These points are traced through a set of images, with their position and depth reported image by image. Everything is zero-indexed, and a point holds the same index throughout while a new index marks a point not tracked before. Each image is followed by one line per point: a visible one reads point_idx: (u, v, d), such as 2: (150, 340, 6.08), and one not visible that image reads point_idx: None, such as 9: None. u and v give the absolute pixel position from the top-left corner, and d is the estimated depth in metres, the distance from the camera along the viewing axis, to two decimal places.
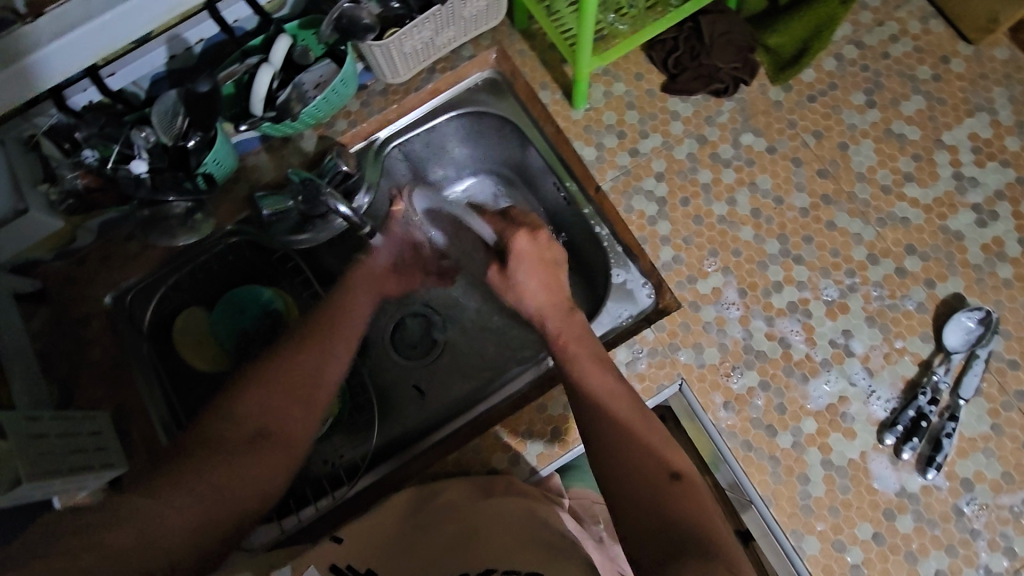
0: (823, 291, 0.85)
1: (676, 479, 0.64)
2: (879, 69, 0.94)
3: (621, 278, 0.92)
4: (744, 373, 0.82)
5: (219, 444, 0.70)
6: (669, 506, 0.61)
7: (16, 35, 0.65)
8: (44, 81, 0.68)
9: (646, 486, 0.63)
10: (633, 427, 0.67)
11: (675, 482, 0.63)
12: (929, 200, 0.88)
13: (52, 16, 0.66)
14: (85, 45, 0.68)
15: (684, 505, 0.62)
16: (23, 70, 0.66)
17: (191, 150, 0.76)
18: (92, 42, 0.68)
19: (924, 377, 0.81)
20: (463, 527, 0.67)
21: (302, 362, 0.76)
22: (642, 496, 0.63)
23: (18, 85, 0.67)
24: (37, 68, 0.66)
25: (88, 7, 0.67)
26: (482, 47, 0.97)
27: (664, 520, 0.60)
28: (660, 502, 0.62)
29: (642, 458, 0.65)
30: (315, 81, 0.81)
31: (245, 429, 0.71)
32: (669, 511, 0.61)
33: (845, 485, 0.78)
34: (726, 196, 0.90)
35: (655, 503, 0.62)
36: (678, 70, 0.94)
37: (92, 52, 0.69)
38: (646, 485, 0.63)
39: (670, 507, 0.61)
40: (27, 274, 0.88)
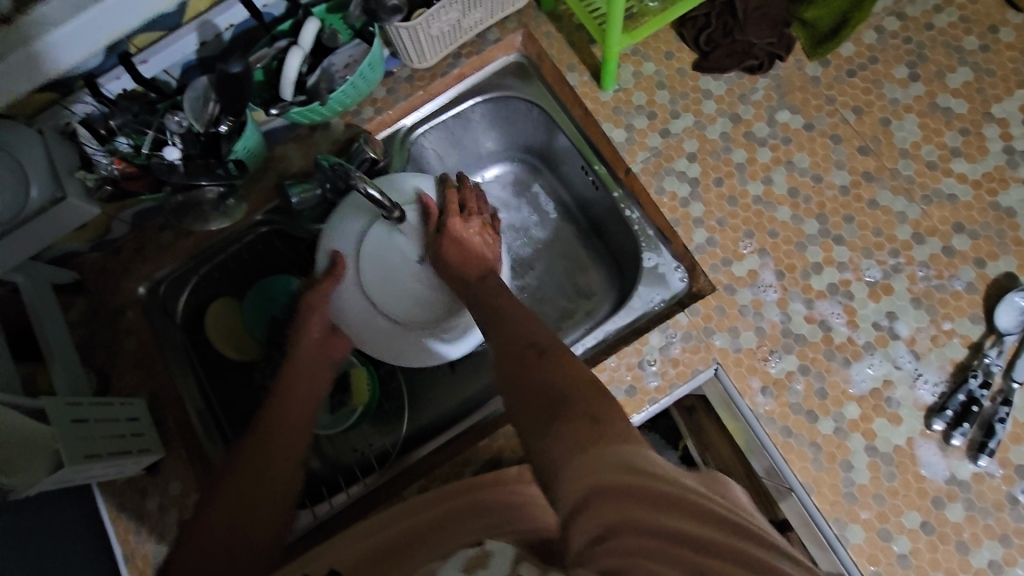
0: (865, 272, 0.82)
1: (540, 351, 0.61)
2: (922, 41, 0.90)
3: (653, 262, 0.89)
4: (783, 357, 0.80)
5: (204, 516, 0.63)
6: (547, 370, 0.58)
7: (14, 23, 0.59)
8: (51, 67, 0.63)
9: (510, 368, 0.61)
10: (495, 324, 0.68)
11: (543, 356, 0.60)
12: (978, 175, 0.84)
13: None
14: (97, 27, 0.62)
15: (555, 368, 0.59)
16: (29, 56, 0.61)
17: (223, 136, 0.78)
18: (105, 22, 0.63)
19: (974, 361, 0.78)
20: (454, 514, 0.62)
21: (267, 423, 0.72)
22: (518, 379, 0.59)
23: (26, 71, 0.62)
24: (48, 53, 0.62)
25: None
26: (508, 30, 0.96)
27: (534, 380, 0.58)
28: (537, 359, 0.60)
29: (503, 340, 0.65)
30: (344, 62, 0.81)
31: (226, 509, 0.63)
32: (531, 379, 0.58)
33: (891, 472, 0.75)
34: (762, 175, 0.87)
35: (537, 371, 0.59)
36: (710, 47, 0.91)
37: (105, 32, 0.63)
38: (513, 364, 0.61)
39: (548, 374, 0.58)
40: (64, 265, 0.89)
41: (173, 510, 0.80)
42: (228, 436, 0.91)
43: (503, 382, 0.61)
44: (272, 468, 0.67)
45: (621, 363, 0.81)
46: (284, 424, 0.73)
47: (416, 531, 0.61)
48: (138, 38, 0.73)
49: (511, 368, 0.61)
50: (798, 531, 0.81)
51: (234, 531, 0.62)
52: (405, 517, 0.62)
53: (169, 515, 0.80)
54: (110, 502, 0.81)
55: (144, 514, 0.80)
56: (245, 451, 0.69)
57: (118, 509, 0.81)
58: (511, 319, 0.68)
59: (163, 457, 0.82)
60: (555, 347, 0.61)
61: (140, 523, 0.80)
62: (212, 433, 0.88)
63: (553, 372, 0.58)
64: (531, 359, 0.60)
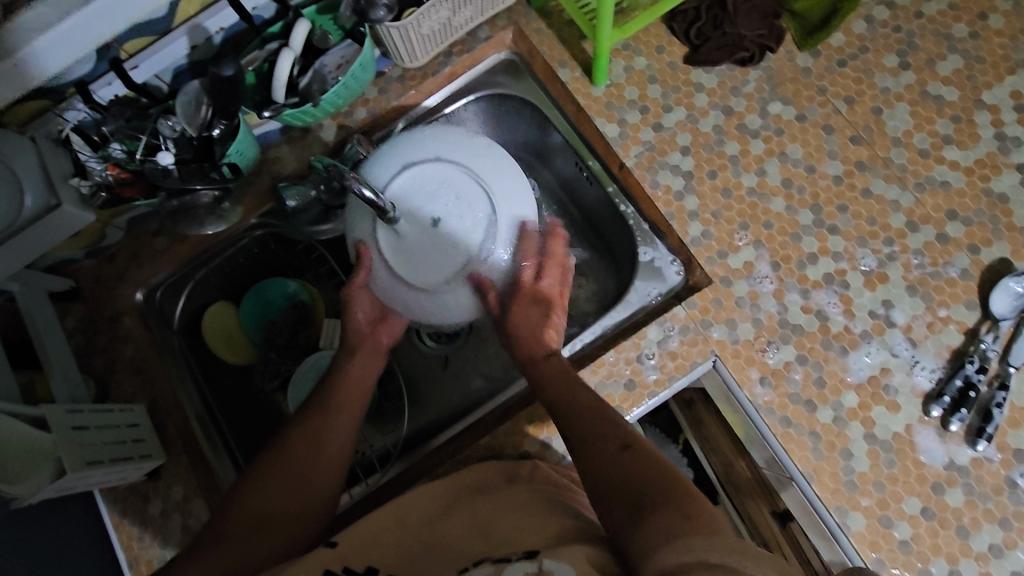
0: (861, 261, 0.82)
1: (628, 448, 0.64)
2: (912, 30, 0.90)
3: (649, 256, 0.89)
4: (781, 348, 0.80)
5: (221, 544, 0.62)
6: (630, 467, 0.62)
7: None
8: (38, 75, 0.63)
9: (610, 465, 0.63)
10: (583, 418, 0.69)
11: (628, 450, 0.64)
12: (970, 162, 0.84)
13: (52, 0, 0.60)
14: (83, 33, 0.63)
15: (638, 466, 0.62)
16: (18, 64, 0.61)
17: (216, 140, 0.77)
18: (91, 28, 0.63)
19: (970, 346, 0.78)
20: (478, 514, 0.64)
21: (303, 445, 0.70)
22: (614, 476, 0.62)
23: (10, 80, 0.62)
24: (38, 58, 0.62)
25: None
26: (498, 27, 0.96)
27: (626, 480, 0.61)
28: (621, 452, 0.64)
29: (592, 433, 0.67)
30: (336, 63, 0.81)
31: (244, 524, 0.64)
32: (625, 477, 0.61)
33: (890, 459, 0.76)
34: (756, 166, 0.87)
35: (618, 467, 0.63)
36: (701, 40, 0.91)
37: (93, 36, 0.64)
38: (605, 455, 0.64)
39: (630, 474, 0.61)
40: (60, 273, 0.89)
41: (176, 514, 0.80)
42: (232, 448, 0.91)
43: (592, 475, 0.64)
44: (306, 491, 0.67)
45: (620, 357, 0.81)
46: (324, 451, 0.70)
47: (439, 533, 0.62)
48: (130, 43, 0.73)
49: (594, 459, 0.65)
50: (800, 520, 0.81)
51: (253, 548, 0.63)
52: (434, 522, 0.64)
53: (173, 519, 0.80)
54: (112, 509, 0.81)
55: (147, 519, 0.80)
56: (274, 472, 0.68)
57: (121, 515, 0.80)
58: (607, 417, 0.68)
59: (165, 463, 0.82)
60: (643, 449, 0.64)
61: (143, 528, 0.80)
62: (213, 439, 0.89)
63: (652, 474, 0.61)
64: (630, 459, 0.63)
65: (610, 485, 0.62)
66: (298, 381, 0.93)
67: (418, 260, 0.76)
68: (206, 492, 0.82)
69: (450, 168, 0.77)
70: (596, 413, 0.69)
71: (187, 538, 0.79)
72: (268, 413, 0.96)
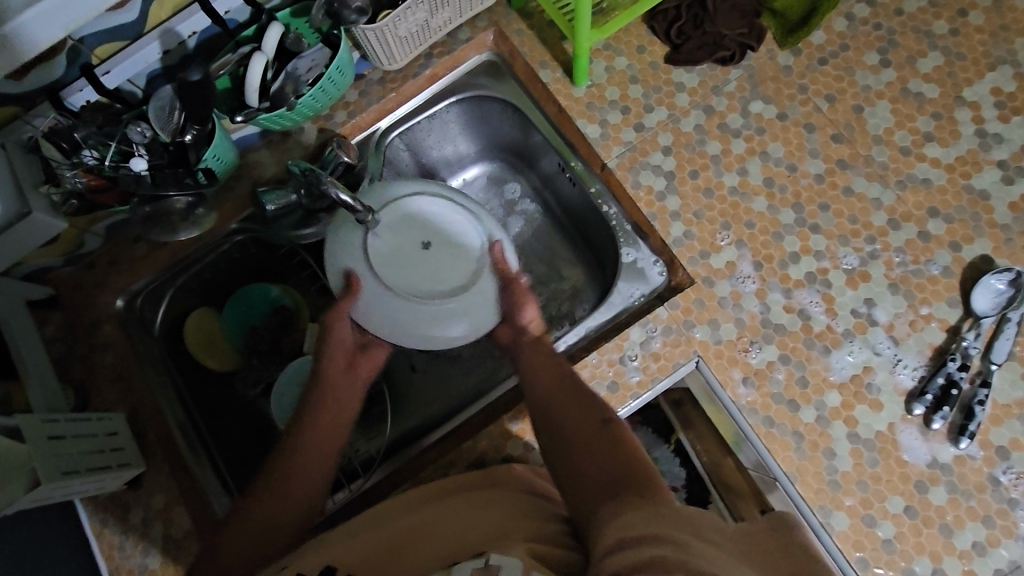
0: (843, 260, 0.82)
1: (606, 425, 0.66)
2: (893, 27, 0.90)
3: (631, 257, 0.89)
4: (763, 348, 0.80)
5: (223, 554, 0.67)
6: (602, 445, 0.64)
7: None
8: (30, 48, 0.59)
9: (577, 446, 0.65)
10: (557, 396, 0.69)
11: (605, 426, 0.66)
12: (951, 159, 0.84)
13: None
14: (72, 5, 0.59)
15: (609, 446, 0.64)
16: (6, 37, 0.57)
17: (190, 145, 0.77)
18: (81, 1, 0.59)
19: (952, 344, 0.78)
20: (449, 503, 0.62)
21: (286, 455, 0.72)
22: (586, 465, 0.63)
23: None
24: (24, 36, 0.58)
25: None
26: (479, 28, 0.95)
27: (597, 460, 0.63)
28: (593, 431, 0.66)
29: (568, 409, 0.68)
30: (308, 67, 0.79)
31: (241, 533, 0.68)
32: (596, 457, 0.63)
33: (873, 458, 0.75)
34: (737, 166, 0.87)
35: (589, 449, 0.64)
36: (681, 40, 0.91)
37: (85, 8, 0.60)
38: (579, 449, 0.65)
39: (603, 453, 0.63)
40: (39, 280, 0.88)
41: (158, 522, 0.80)
42: (217, 458, 0.90)
43: (564, 453, 0.65)
44: (287, 491, 0.69)
45: (602, 359, 0.81)
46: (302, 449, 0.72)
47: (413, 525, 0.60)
48: (100, 48, 0.72)
49: (569, 438, 0.66)
50: None
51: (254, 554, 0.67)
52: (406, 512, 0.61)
53: (154, 527, 0.79)
54: (92, 518, 0.80)
55: (129, 527, 0.80)
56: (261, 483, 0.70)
57: (102, 525, 0.80)
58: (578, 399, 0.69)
59: (145, 471, 0.81)
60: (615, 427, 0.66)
61: (124, 537, 0.79)
62: (195, 447, 0.88)
63: (621, 462, 0.62)
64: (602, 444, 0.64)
65: (582, 473, 0.63)
66: (281, 388, 0.92)
67: (399, 274, 0.78)
68: (189, 500, 0.81)
69: (454, 220, 0.81)
70: (572, 390, 0.70)
71: (169, 546, 0.79)
72: (251, 419, 0.96)
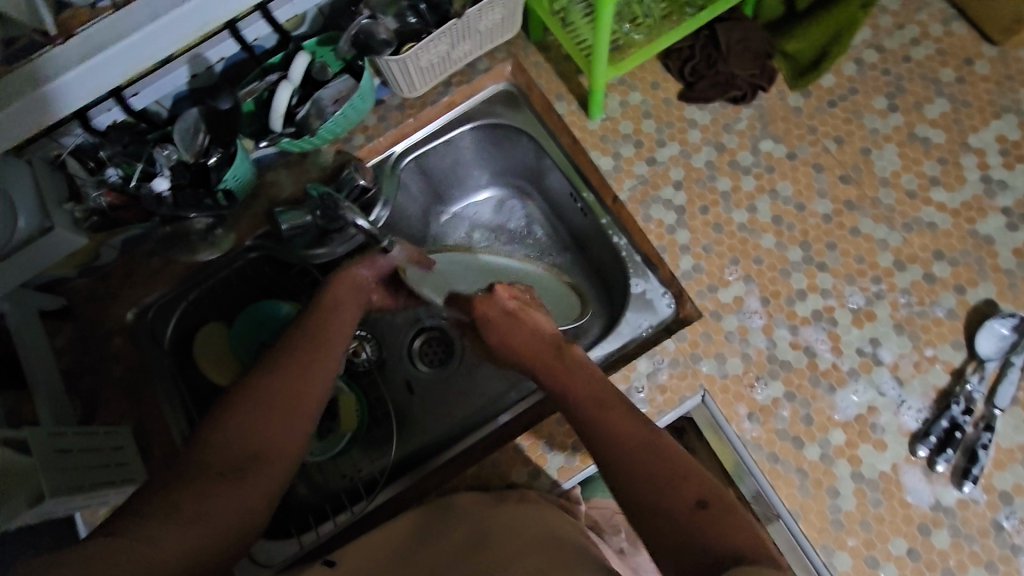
0: (849, 299, 0.83)
1: (704, 504, 0.58)
2: (900, 73, 0.92)
3: (640, 288, 0.90)
4: (769, 384, 0.80)
5: (203, 473, 0.60)
6: (691, 527, 0.57)
7: (36, 60, 0.61)
8: (64, 108, 0.63)
9: (666, 517, 0.58)
10: (631, 444, 0.62)
11: (703, 505, 0.58)
12: (956, 204, 0.86)
13: (83, 37, 0.62)
14: (115, 65, 0.63)
15: (711, 532, 0.56)
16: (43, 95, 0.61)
17: (212, 166, 0.80)
18: (125, 60, 0.64)
19: (956, 387, 0.79)
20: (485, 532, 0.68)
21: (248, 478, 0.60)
22: (663, 525, 0.58)
23: (34, 111, 0.62)
24: (50, 97, 0.62)
25: (116, 29, 0.62)
26: (498, 59, 0.98)
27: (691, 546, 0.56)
28: (682, 502, 0.58)
29: (659, 474, 0.60)
30: (333, 97, 0.82)
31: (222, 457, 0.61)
32: (683, 539, 0.56)
33: (877, 498, 0.76)
34: (746, 203, 0.89)
35: (667, 521, 0.58)
36: (694, 78, 0.93)
37: (125, 67, 0.64)
38: (658, 516, 0.58)
39: (694, 536, 0.56)
40: (52, 291, 0.89)
41: None
42: None
43: (648, 524, 0.59)
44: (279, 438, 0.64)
45: None
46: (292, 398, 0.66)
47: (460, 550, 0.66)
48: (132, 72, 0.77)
49: (652, 504, 0.59)
50: (787, 557, 0.81)
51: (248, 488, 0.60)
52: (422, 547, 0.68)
53: None
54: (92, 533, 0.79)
55: None
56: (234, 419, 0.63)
57: None
58: (631, 448, 0.62)
59: None
60: (721, 503, 0.58)
61: None
62: None
63: (705, 540, 0.55)
64: (679, 500, 0.58)
65: (658, 543, 0.57)
66: None
67: None
68: None
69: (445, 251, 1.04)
70: (650, 444, 0.62)
71: None
72: None
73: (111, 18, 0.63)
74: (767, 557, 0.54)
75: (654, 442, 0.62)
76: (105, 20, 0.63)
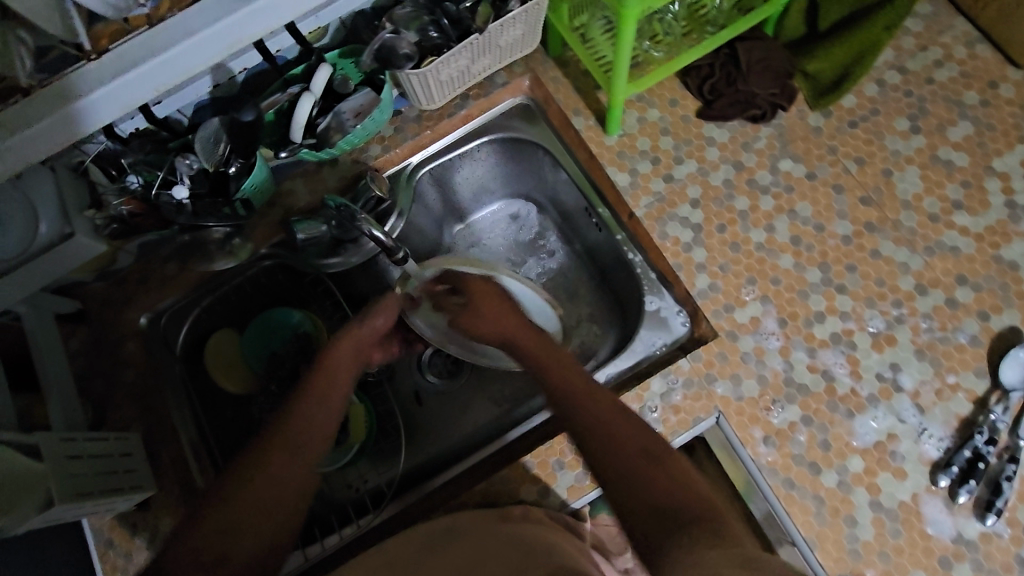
0: (868, 322, 0.82)
1: (654, 454, 0.61)
2: (923, 95, 0.91)
3: (655, 305, 0.89)
4: (785, 407, 0.79)
5: (224, 512, 0.62)
6: (645, 476, 0.59)
7: (68, 77, 0.61)
8: (94, 125, 0.64)
9: (624, 473, 0.60)
10: (586, 400, 0.66)
11: (653, 454, 0.60)
12: (980, 228, 0.84)
13: (117, 54, 0.62)
14: (146, 82, 0.63)
15: (667, 480, 0.59)
16: (73, 113, 0.61)
17: (230, 176, 0.80)
18: (158, 76, 0.63)
19: (979, 416, 0.77)
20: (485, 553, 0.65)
21: (271, 502, 0.63)
22: (629, 487, 0.59)
23: (64, 128, 0.62)
24: (80, 114, 0.62)
25: (151, 45, 0.62)
26: (516, 74, 0.98)
27: (650, 499, 0.58)
28: (637, 454, 0.61)
29: (613, 435, 0.62)
30: (354, 110, 0.83)
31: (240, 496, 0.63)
32: (641, 493, 0.58)
33: (896, 529, 0.74)
34: (765, 223, 0.87)
35: (626, 477, 0.60)
36: (713, 96, 0.93)
37: (157, 84, 0.64)
38: (617, 472, 0.60)
39: (651, 488, 0.58)
40: (68, 294, 0.89)
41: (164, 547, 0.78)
42: (213, 446, 0.90)
43: (612, 482, 0.60)
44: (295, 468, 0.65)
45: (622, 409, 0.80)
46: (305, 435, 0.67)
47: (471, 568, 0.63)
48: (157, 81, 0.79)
49: (612, 463, 0.61)
50: None
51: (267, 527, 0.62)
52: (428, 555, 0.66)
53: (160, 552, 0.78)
54: (98, 539, 0.79)
55: (134, 550, 0.78)
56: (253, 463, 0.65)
57: (107, 545, 0.79)
58: (582, 405, 0.65)
59: (156, 494, 0.81)
60: (670, 454, 0.61)
61: (128, 559, 0.78)
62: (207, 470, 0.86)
63: (660, 488, 0.58)
64: (631, 454, 0.61)
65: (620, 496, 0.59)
66: None
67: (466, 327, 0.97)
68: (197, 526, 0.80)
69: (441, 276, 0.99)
70: (608, 408, 0.65)
71: None
72: None
73: (147, 34, 0.62)
74: (711, 501, 0.57)
75: (605, 401, 0.66)
76: (141, 36, 0.62)
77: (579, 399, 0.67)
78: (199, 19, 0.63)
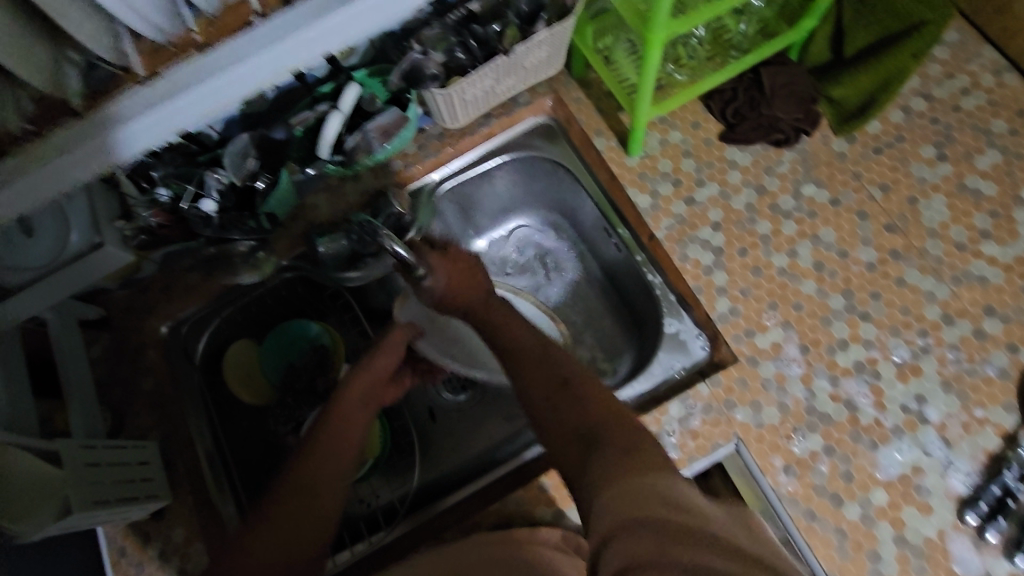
0: (893, 352, 0.80)
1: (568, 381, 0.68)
2: (950, 122, 0.90)
3: (674, 328, 0.88)
4: (807, 436, 0.77)
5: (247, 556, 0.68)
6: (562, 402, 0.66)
7: None
8: None
9: (545, 406, 0.67)
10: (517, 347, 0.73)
11: (568, 383, 0.67)
12: (1009, 259, 0.83)
13: None
14: None
15: (585, 403, 0.65)
16: None
17: (258, 190, 0.85)
18: None
19: (1008, 452, 0.75)
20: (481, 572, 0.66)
21: (289, 544, 0.69)
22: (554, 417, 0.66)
23: None
24: None
25: None
26: (539, 94, 0.98)
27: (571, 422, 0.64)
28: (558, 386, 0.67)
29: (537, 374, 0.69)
30: (380, 129, 0.84)
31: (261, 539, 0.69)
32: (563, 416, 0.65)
33: (921, 566, 0.71)
34: (787, 247, 0.87)
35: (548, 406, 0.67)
36: (736, 120, 0.93)
37: None
38: (543, 405, 0.67)
39: (570, 412, 0.65)
40: (92, 301, 0.91)
41: (175, 558, 0.78)
42: (228, 459, 0.91)
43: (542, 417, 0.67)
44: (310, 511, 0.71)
45: None
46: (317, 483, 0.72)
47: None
48: None
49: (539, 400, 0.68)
50: None
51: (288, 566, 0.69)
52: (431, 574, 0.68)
53: (171, 562, 0.78)
54: (111, 545, 0.79)
55: (146, 559, 0.78)
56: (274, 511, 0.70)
57: (120, 554, 0.78)
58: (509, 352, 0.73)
59: (170, 503, 0.81)
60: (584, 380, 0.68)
61: (140, 568, 0.78)
62: (220, 481, 0.87)
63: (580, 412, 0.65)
64: (549, 386, 0.68)
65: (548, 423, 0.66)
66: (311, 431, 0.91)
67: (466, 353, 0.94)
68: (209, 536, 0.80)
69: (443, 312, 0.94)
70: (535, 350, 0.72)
71: None
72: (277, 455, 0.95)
73: (195, 60, 0.45)
74: (620, 413, 0.64)
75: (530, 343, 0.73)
76: (187, 63, 0.45)
77: (522, 350, 0.72)
78: (258, 46, 0.45)
